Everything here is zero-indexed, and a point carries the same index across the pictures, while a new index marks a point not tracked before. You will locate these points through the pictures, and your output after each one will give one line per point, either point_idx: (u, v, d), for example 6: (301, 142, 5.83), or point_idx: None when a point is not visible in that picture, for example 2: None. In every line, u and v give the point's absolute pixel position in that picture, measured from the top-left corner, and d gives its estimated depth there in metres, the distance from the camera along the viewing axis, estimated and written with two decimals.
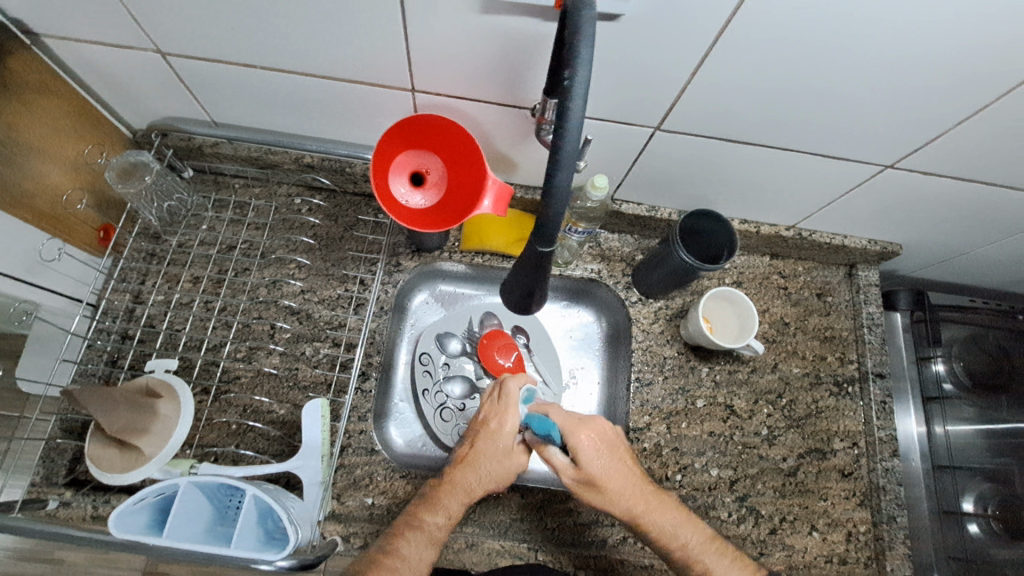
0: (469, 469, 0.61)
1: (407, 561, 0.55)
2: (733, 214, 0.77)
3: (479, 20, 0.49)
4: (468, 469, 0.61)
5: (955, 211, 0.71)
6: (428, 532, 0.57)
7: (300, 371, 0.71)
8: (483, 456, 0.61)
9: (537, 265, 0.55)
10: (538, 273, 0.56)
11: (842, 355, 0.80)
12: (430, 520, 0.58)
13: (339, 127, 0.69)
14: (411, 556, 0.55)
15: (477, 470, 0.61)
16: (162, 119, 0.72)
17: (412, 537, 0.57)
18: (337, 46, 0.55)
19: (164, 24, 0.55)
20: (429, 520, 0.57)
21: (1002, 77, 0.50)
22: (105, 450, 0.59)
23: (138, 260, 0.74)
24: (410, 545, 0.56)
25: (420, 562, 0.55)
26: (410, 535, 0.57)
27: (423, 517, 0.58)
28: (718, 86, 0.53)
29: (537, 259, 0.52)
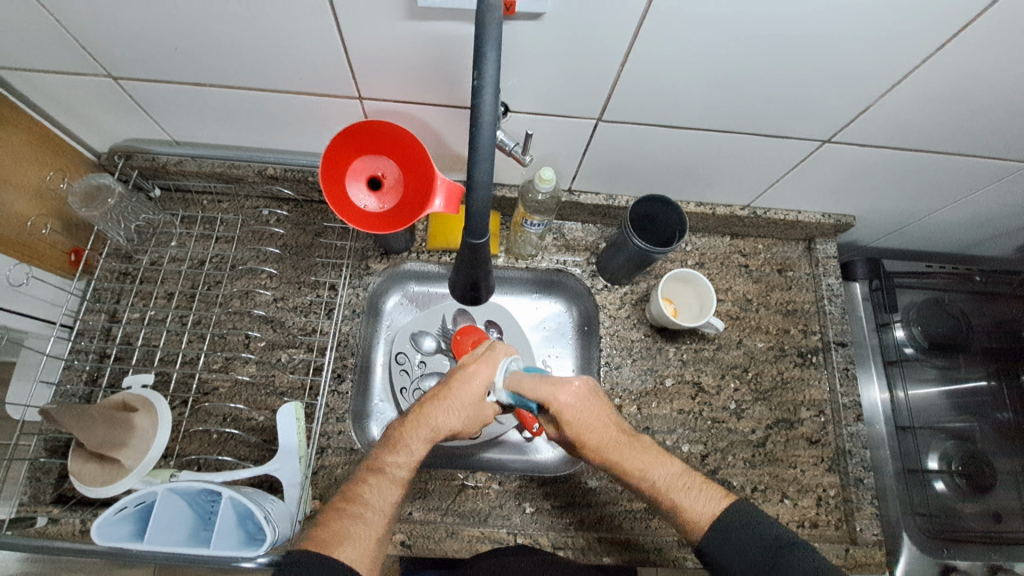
0: (439, 413, 0.61)
1: (371, 508, 0.56)
2: (688, 197, 0.80)
3: (408, 26, 0.51)
4: (439, 413, 0.61)
5: (899, 180, 0.73)
6: (392, 477, 0.58)
7: (276, 377, 0.73)
8: (457, 402, 0.62)
9: (473, 262, 0.55)
10: (477, 271, 0.56)
11: (805, 326, 0.82)
12: (395, 463, 0.59)
13: (297, 137, 0.71)
14: (379, 503, 0.56)
15: (448, 414, 0.61)
16: (125, 141, 0.74)
17: (375, 482, 0.58)
18: (280, 60, 0.57)
19: (111, 49, 0.57)
20: (394, 466, 0.59)
21: (915, 47, 0.52)
22: (86, 465, 0.62)
23: (111, 280, 0.76)
24: (374, 491, 0.57)
25: (384, 507, 0.57)
26: (375, 481, 0.58)
27: (388, 461, 0.59)
28: (649, 74, 0.56)
29: (473, 256, 0.53)
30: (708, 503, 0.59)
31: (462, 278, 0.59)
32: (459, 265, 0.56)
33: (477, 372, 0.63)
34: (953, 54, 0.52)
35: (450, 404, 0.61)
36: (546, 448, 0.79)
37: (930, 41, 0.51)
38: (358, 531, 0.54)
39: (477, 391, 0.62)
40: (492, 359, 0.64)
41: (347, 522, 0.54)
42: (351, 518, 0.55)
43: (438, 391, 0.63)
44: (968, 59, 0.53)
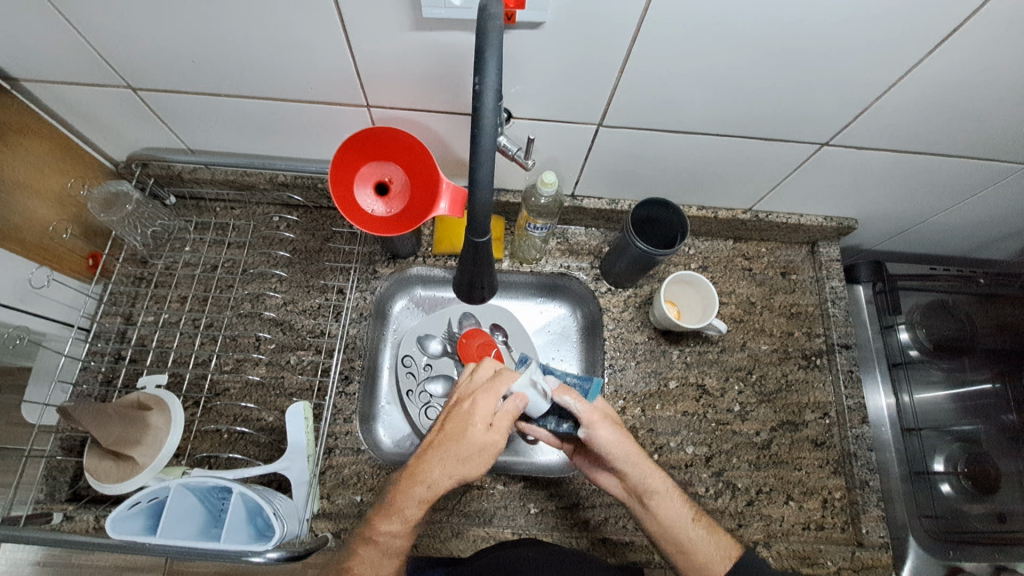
0: (434, 466, 0.57)
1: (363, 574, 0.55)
2: (690, 201, 0.81)
3: (413, 36, 0.53)
4: (431, 464, 0.57)
5: (899, 183, 0.74)
6: (383, 545, 0.56)
7: (286, 378, 0.75)
8: (456, 453, 0.57)
9: (476, 262, 0.55)
10: (479, 271, 0.57)
11: (809, 329, 0.83)
12: (386, 528, 0.57)
13: (307, 145, 0.74)
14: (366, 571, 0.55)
15: (441, 469, 0.57)
16: (142, 150, 0.77)
17: (368, 552, 0.56)
18: (291, 69, 0.59)
19: (130, 60, 0.59)
20: (384, 531, 0.56)
21: (908, 50, 0.53)
22: (102, 462, 0.63)
23: (127, 284, 0.78)
24: (366, 562, 0.56)
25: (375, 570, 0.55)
26: (365, 550, 0.56)
27: (380, 528, 0.57)
28: (646, 80, 0.57)
29: (475, 255, 0.54)
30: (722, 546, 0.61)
31: (464, 274, 0.60)
32: (463, 264, 0.56)
33: (477, 418, 0.59)
34: (946, 57, 0.53)
35: (446, 454, 0.57)
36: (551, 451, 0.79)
37: (924, 43, 0.52)
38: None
39: (477, 440, 0.57)
40: (494, 389, 0.60)
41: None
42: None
43: (437, 438, 0.59)
44: (963, 61, 0.54)
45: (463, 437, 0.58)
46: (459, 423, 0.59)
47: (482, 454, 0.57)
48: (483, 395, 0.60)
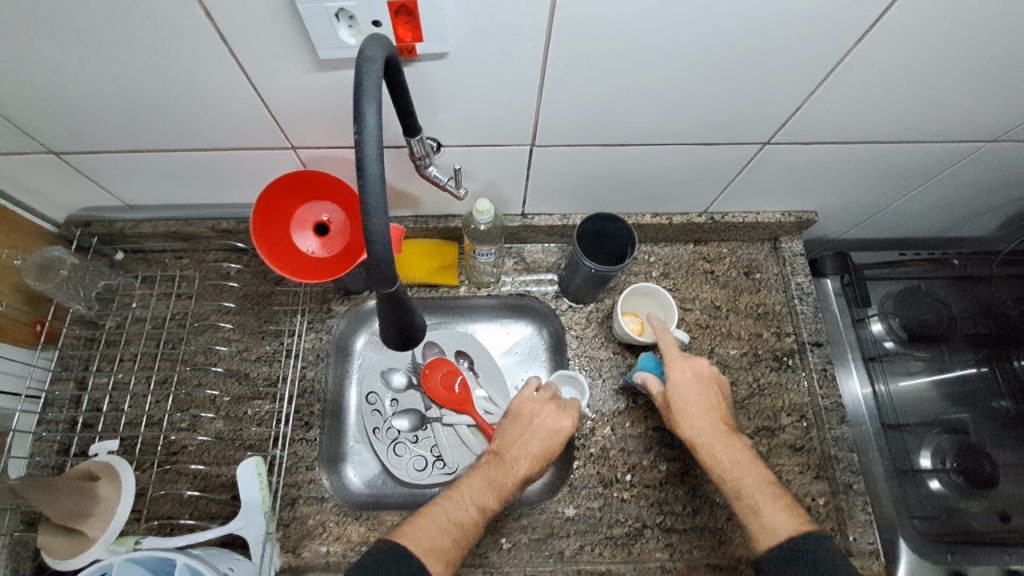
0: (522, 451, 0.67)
1: (454, 524, 0.60)
2: (643, 209, 0.78)
3: (319, 78, 0.51)
4: (521, 451, 0.67)
5: (854, 172, 0.71)
6: (479, 505, 0.62)
7: (244, 430, 0.73)
8: (541, 441, 0.67)
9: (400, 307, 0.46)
10: (405, 317, 0.48)
11: (778, 329, 0.80)
12: (484, 494, 0.63)
13: (241, 191, 0.72)
14: (460, 521, 0.61)
15: (526, 451, 0.67)
16: (82, 211, 0.76)
17: (464, 508, 0.62)
18: (208, 121, 0.58)
19: (44, 125, 0.58)
20: (484, 494, 0.63)
21: (832, 44, 0.51)
22: (51, 539, 0.62)
23: (78, 346, 0.77)
24: (459, 512, 0.61)
25: (468, 528, 0.61)
26: (462, 503, 0.62)
27: (479, 491, 0.64)
28: (568, 98, 0.55)
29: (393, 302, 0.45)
30: (786, 518, 0.58)
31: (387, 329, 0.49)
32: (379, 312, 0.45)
33: (551, 414, 0.70)
34: (872, 48, 0.51)
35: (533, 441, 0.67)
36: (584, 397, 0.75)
37: (848, 35, 0.50)
38: (442, 535, 0.59)
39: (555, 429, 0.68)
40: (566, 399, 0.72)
41: (429, 534, 0.59)
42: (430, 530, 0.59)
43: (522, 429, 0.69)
44: (892, 49, 0.52)
45: (544, 426, 0.68)
46: (536, 420, 0.69)
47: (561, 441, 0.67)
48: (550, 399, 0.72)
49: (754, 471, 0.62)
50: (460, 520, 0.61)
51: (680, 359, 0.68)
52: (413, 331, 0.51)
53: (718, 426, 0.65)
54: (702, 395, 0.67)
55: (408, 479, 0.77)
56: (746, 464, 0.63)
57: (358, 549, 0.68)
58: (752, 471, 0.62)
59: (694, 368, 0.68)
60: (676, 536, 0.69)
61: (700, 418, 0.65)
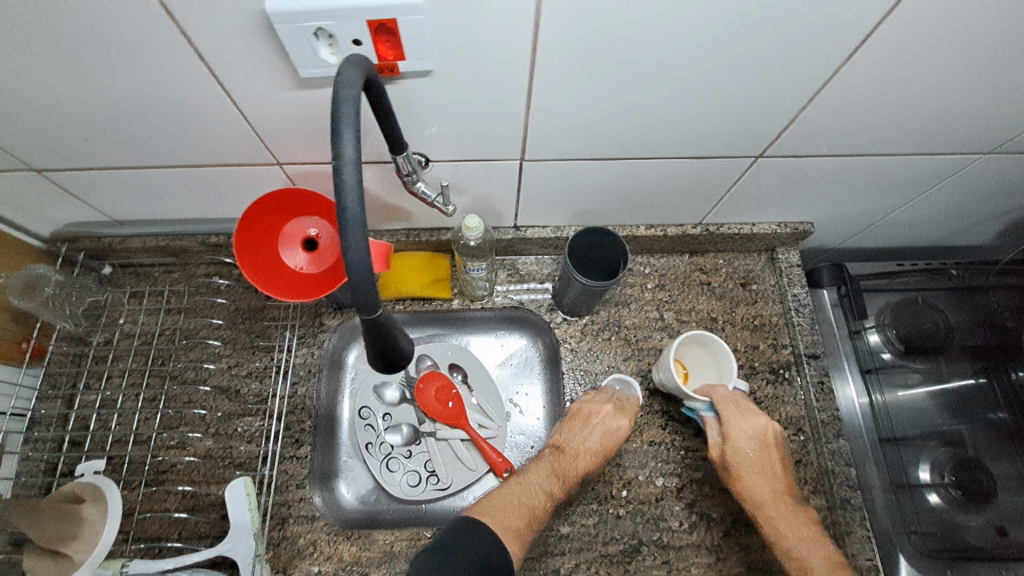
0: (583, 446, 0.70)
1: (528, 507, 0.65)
2: (637, 221, 0.77)
3: (302, 96, 0.50)
4: (581, 445, 0.70)
5: (850, 183, 0.70)
6: (546, 490, 0.67)
7: (234, 448, 0.72)
8: (602, 437, 0.71)
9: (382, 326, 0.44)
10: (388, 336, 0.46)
11: (775, 341, 0.79)
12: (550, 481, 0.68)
13: (228, 206, 0.71)
14: (532, 505, 0.65)
15: (586, 446, 0.70)
16: (68, 227, 0.75)
17: (534, 492, 0.67)
18: (191, 138, 0.57)
19: (24, 143, 0.57)
20: (548, 480, 0.68)
21: (825, 58, 0.50)
22: (33, 562, 0.61)
23: (66, 363, 0.76)
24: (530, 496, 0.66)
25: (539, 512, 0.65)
26: (531, 486, 0.67)
27: (543, 478, 0.68)
28: (557, 113, 0.54)
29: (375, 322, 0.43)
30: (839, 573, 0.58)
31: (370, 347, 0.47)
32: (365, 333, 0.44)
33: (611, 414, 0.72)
34: (866, 62, 0.50)
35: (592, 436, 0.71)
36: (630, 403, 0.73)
37: (841, 49, 0.49)
38: (516, 519, 0.63)
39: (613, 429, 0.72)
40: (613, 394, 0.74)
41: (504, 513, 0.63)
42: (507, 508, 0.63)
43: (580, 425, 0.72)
44: (886, 63, 0.51)
45: (603, 421, 0.71)
46: (597, 418, 0.72)
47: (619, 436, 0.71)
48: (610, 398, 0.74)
49: (806, 528, 0.63)
50: (530, 504, 0.65)
51: (744, 416, 0.66)
52: (399, 350, 0.49)
53: (779, 494, 0.66)
54: (761, 455, 0.66)
55: (400, 495, 0.76)
56: (802, 530, 0.63)
57: (350, 569, 0.67)
58: (813, 541, 0.62)
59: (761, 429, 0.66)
60: (672, 552, 0.69)
61: (758, 479, 0.66)
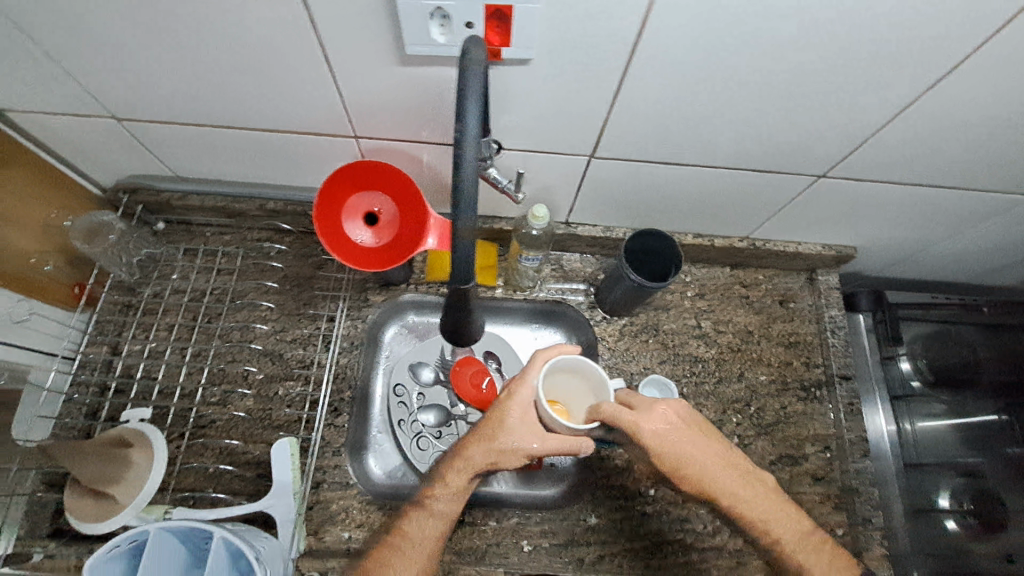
0: (484, 452, 0.61)
1: (416, 545, 0.59)
2: (686, 229, 0.79)
3: (399, 72, 0.52)
4: (483, 451, 0.61)
5: (901, 212, 0.72)
6: (438, 514, 0.60)
7: (274, 411, 0.73)
8: (505, 439, 0.61)
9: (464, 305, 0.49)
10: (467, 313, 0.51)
11: (808, 359, 0.80)
12: (439, 502, 0.61)
13: (295, 174, 0.72)
14: (424, 538, 0.59)
15: (488, 452, 0.61)
16: (130, 178, 0.76)
17: (421, 518, 0.60)
18: (279, 104, 0.58)
19: (113, 91, 0.58)
20: (438, 502, 0.61)
21: (907, 86, 0.52)
22: (82, 500, 0.62)
23: (114, 312, 0.77)
24: (418, 525, 0.60)
25: (430, 543, 0.59)
26: (416, 514, 0.61)
27: (432, 500, 0.61)
28: (639, 113, 0.56)
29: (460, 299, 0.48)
30: (834, 565, 0.56)
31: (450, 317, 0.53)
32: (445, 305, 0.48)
33: (524, 404, 0.63)
34: (944, 94, 0.52)
35: (499, 440, 0.61)
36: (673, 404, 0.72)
37: (925, 80, 0.51)
38: (410, 569, 0.56)
39: (523, 425, 0.62)
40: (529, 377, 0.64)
41: (392, 556, 0.57)
42: (393, 551, 0.58)
43: (489, 425, 0.63)
44: (964, 97, 0.52)
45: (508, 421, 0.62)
46: (516, 413, 0.62)
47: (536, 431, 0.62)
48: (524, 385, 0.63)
49: (789, 511, 0.60)
50: (425, 539, 0.59)
51: (645, 415, 0.60)
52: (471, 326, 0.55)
53: (739, 474, 0.61)
54: (687, 441, 0.61)
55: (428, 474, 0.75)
56: (779, 506, 0.60)
57: None
58: (784, 520, 0.59)
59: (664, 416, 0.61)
60: (694, 553, 0.71)
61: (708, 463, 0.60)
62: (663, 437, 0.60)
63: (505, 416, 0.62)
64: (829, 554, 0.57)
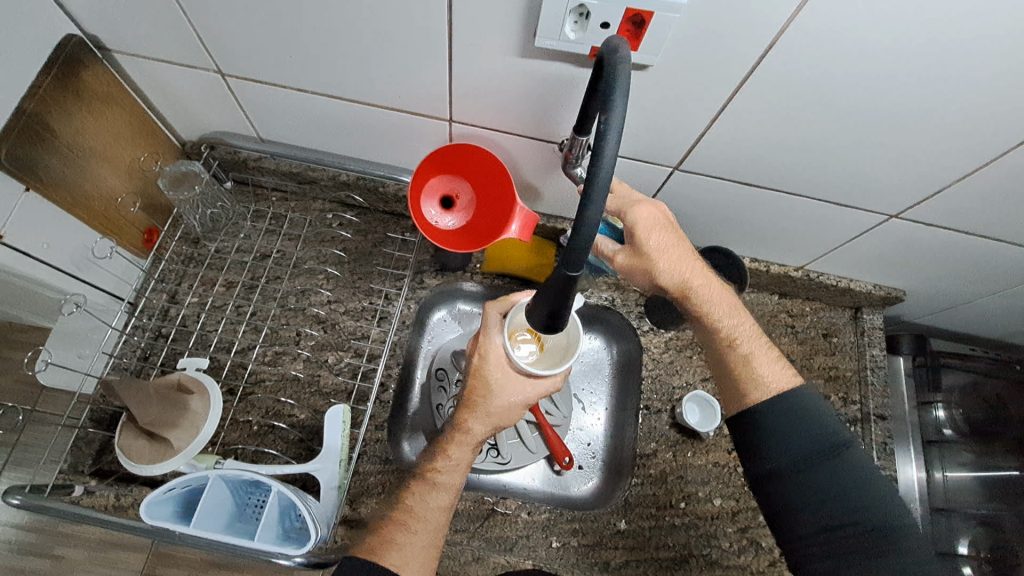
0: (480, 424, 0.61)
1: (429, 524, 0.57)
2: (745, 252, 0.81)
3: (516, 62, 0.54)
4: (479, 420, 0.61)
5: (958, 262, 0.74)
6: (447, 490, 0.59)
7: (323, 377, 0.74)
8: (498, 408, 0.60)
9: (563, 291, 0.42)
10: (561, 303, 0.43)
11: (846, 395, 0.82)
12: (446, 477, 0.59)
13: (377, 149, 0.74)
14: (436, 514, 0.58)
15: (485, 424, 0.61)
16: (213, 133, 0.76)
17: (430, 495, 0.58)
18: (386, 79, 0.60)
19: (228, 47, 0.60)
20: (446, 478, 0.59)
21: (999, 140, 0.54)
22: (135, 440, 0.63)
23: (178, 262, 0.78)
24: (424, 500, 0.58)
25: (440, 520, 0.58)
26: (420, 487, 0.59)
27: (438, 474, 0.59)
28: (734, 132, 0.58)
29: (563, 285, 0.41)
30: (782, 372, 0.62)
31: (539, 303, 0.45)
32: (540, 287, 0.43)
33: (501, 363, 0.59)
34: None
35: (492, 407, 0.60)
36: (713, 422, 0.77)
37: (1013, 135, 0.53)
38: (422, 550, 0.55)
39: (510, 389, 0.60)
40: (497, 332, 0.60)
41: (409, 537, 0.55)
42: (408, 531, 0.56)
43: (477, 394, 0.60)
44: None
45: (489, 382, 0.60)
46: (498, 376, 0.59)
47: (524, 388, 0.60)
48: (492, 346, 0.59)
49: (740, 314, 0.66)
50: (433, 512, 0.57)
51: (631, 205, 0.62)
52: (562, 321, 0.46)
53: (691, 260, 0.65)
54: (664, 239, 0.63)
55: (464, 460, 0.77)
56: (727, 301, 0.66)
57: None
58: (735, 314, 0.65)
59: (653, 210, 0.62)
60: (719, 570, 0.71)
61: (674, 261, 0.64)
62: (648, 227, 0.62)
63: (488, 378, 0.60)
64: (775, 361, 0.63)
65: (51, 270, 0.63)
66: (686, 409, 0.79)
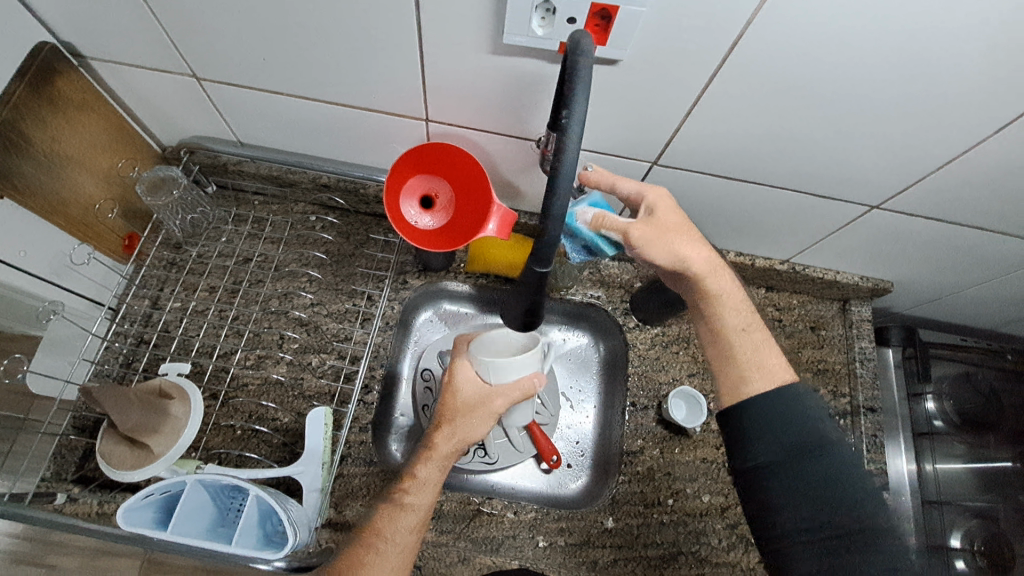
0: (447, 441, 0.62)
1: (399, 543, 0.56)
2: (730, 246, 0.80)
3: (487, 59, 0.54)
4: (447, 436, 0.62)
5: (943, 252, 0.73)
6: (415, 510, 0.58)
7: (306, 380, 0.74)
8: (465, 423, 0.63)
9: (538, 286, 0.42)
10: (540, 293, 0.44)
11: (835, 388, 0.81)
12: (413, 498, 0.59)
13: (355, 150, 0.73)
14: (405, 535, 0.57)
15: (452, 440, 0.62)
16: (192, 137, 0.76)
17: (400, 517, 0.58)
18: (358, 79, 0.60)
19: (200, 51, 0.60)
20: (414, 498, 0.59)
21: (976, 127, 0.53)
22: (116, 446, 0.62)
23: (159, 267, 0.78)
24: (393, 521, 0.57)
25: (409, 543, 0.57)
26: (390, 509, 0.58)
27: (406, 494, 0.59)
28: (710, 125, 0.57)
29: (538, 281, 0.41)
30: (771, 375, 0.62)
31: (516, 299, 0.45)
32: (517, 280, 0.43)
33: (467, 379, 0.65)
34: (1011, 138, 0.54)
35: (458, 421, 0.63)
36: (699, 418, 0.76)
37: (989, 123, 0.53)
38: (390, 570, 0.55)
39: (477, 402, 0.64)
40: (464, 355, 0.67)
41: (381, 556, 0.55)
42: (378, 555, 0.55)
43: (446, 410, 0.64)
44: None
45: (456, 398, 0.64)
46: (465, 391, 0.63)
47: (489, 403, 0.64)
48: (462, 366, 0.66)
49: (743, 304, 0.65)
50: (401, 534, 0.57)
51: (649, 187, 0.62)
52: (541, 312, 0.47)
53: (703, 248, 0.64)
54: (679, 222, 0.62)
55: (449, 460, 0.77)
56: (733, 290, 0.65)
57: None
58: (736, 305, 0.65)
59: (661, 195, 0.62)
60: (708, 568, 0.71)
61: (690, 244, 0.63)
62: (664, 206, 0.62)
63: None
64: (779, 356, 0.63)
65: (30, 276, 0.63)
66: (673, 405, 0.79)
